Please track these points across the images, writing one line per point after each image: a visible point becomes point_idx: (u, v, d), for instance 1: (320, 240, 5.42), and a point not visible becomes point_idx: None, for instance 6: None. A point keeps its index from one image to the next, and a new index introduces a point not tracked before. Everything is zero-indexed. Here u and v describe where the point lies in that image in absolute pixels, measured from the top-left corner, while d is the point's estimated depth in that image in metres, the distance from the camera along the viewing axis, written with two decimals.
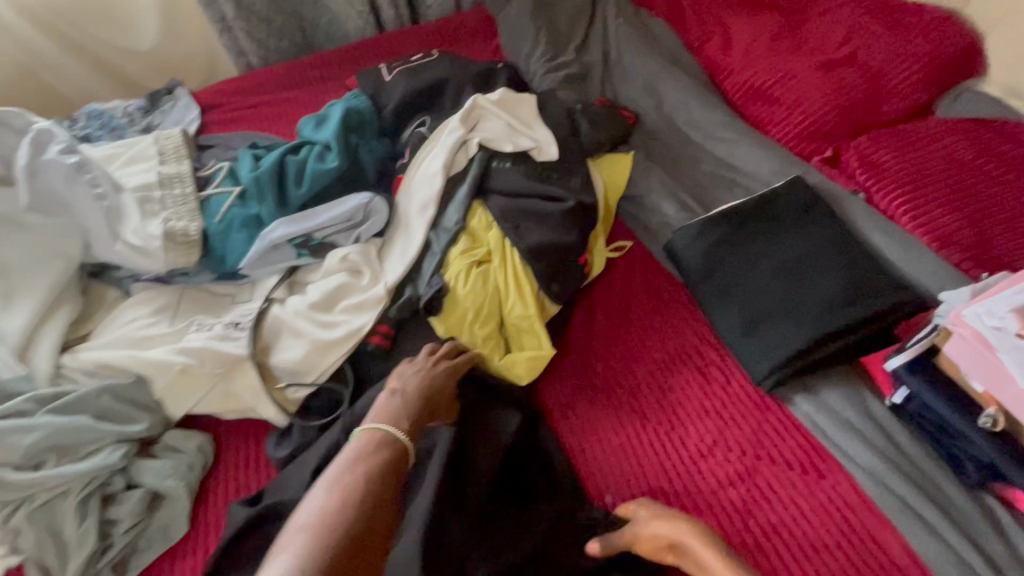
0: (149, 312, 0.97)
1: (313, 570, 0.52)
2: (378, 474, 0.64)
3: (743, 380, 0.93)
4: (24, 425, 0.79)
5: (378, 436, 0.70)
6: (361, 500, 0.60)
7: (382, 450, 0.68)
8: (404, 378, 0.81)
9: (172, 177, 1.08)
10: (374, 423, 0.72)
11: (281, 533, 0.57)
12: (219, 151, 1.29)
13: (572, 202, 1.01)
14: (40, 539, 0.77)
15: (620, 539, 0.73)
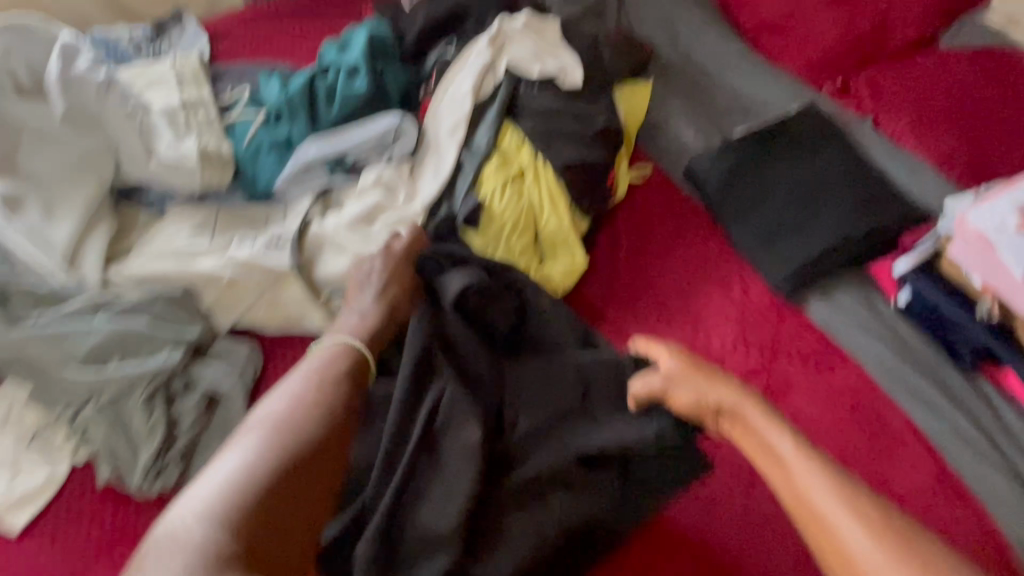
0: (188, 229, 0.98)
1: (258, 457, 0.66)
2: (330, 379, 0.76)
3: (761, 287, 1.00)
4: (85, 327, 0.83)
5: (331, 345, 0.81)
6: (316, 400, 0.73)
7: (336, 355, 0.79)
8: (359, 291, 0.89)
9: (194, 102, 1.09)
10: (329, 335, 0.84)
11: (241, 425, 0.71)
12: (235, 81, 1.23)
13: (601, 123, 1.04)
14: (111, 434, 0.82)
15: (664, 383, 0.82)
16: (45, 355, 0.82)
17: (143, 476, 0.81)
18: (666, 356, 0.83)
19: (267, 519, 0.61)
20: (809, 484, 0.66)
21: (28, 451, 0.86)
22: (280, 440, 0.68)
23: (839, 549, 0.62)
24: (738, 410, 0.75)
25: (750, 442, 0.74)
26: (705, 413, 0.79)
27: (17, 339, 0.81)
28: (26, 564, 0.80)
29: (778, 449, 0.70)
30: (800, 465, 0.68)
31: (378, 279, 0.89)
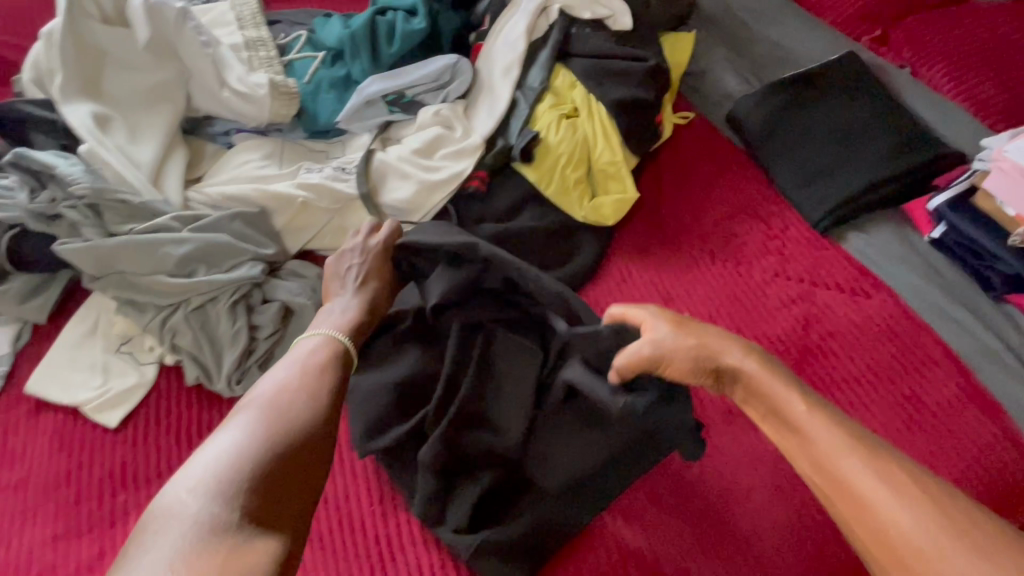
0: (258, 157, 1.04)
1: (254, 435, 0.66)
2: (316, 368, 0.78)
3: (799, 223, 1.05)
4: (174, 238, 0.89)
5: (313, 338, 0.83)
6: (306, 386, 0.74)
7: (321, 349, 0.81)
8: (339, 288, 0.91)
9: (255, 41, 1.12)
10: (310, 329, 0.85)
11: (234, 407, 0.71)
12: (286, 28, 1.24)
13: (653, 62, 1.08)
14: (197, 337, 0.89)
15: (661, 353, 0.71)
16: (136, 264, 0.89)
17: (228, 377, 0.87)
18: (650, 320, 0.74)
19: (267, 492, 0.61)
20: (840, 462, 0.59)
21: (117, 357, 0.93)
22: (273, 420, 0.68)
23: (882, 532, 0.55)
24: (738, 367, 0.70)
25: (762, 407, 0.68)
26: (706, 377, 0.72)
27: (113, 248, 0.87)
28: (122, 455, 0.86)
29: (803, 419, 0.64)
30: (827, 433, 0.62)
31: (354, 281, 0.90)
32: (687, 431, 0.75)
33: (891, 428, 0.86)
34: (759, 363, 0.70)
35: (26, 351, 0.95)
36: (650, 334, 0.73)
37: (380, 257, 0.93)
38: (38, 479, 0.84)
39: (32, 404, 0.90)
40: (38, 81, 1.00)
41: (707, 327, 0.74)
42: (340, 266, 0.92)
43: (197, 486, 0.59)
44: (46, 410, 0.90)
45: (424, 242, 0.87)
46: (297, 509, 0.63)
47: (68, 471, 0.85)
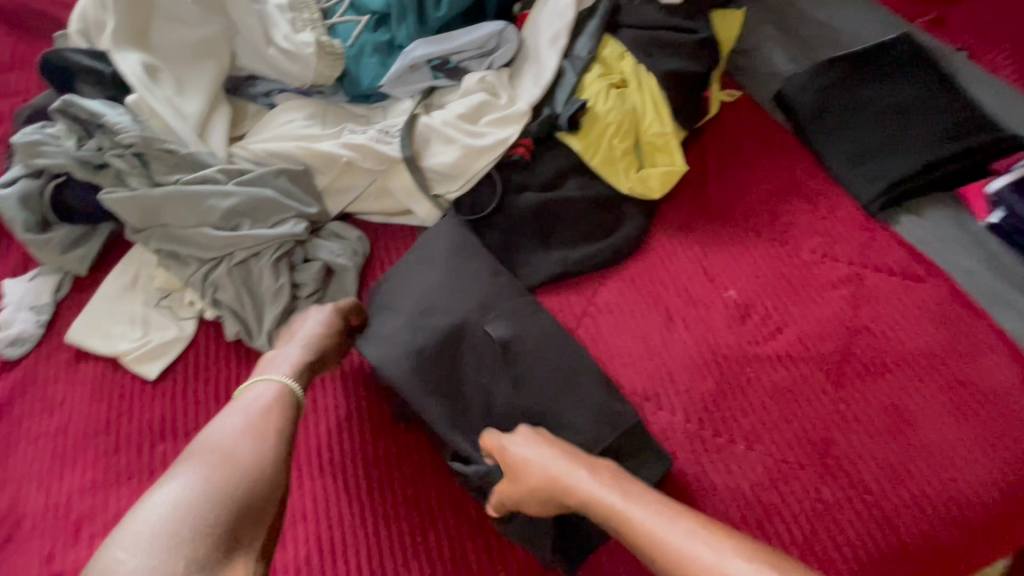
0: (302, 117, 1.02)
1: (202, 483, 0.62)
2: (263, 410, 0.72)
3: (849, 204, 1.02)
4: (220, 191, 0.89)
5: (256, 389, 0.75)
6: (252, 429, 0.69)
7: (267, 403, 0.73)
8: (286, 335, 0.83)
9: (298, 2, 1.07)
10: (252, 379, 0.77)
11: (185, 449, 0.67)
12: None
13: (704, 35, 1.07)
14: (239, 293, 0.88)
15: (518, 498, 0.72)
16: (180, 217, 0.89)
17: (270, 334, 0.87)
18: (507, 465, 0.74)
19: (212, 547, 0.58)
20: (678, 546, 0.62)
21: (156, 311, 0.93)
22: (224, 466, 0.64)
23: None
24: (576, 486, 0.70)
25: (603, 520, 0.68)
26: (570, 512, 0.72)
27: (160, 197, 0.87)
28: (161, 407, 0.86)
29: (629, 514, 0.66)
30: (653, 518, 0.65)
31: (302, 326, 0.82)
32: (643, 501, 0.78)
33: (944, 410, 0.84)
34: (589, 475, 0.70)
35: (68, 302, 0.95)
36: (511, 472, 0.73)
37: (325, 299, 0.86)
38: (78, 428, 0.84)
39: (71, 354, 0.90)
40: (84, 32, 1.01)
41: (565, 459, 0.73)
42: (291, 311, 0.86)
43: (140, 548, 0.56)
44: (85, 360, 0.90)
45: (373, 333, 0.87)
46: (250, 556, 0.60)
47: (106, 421, 0.85)
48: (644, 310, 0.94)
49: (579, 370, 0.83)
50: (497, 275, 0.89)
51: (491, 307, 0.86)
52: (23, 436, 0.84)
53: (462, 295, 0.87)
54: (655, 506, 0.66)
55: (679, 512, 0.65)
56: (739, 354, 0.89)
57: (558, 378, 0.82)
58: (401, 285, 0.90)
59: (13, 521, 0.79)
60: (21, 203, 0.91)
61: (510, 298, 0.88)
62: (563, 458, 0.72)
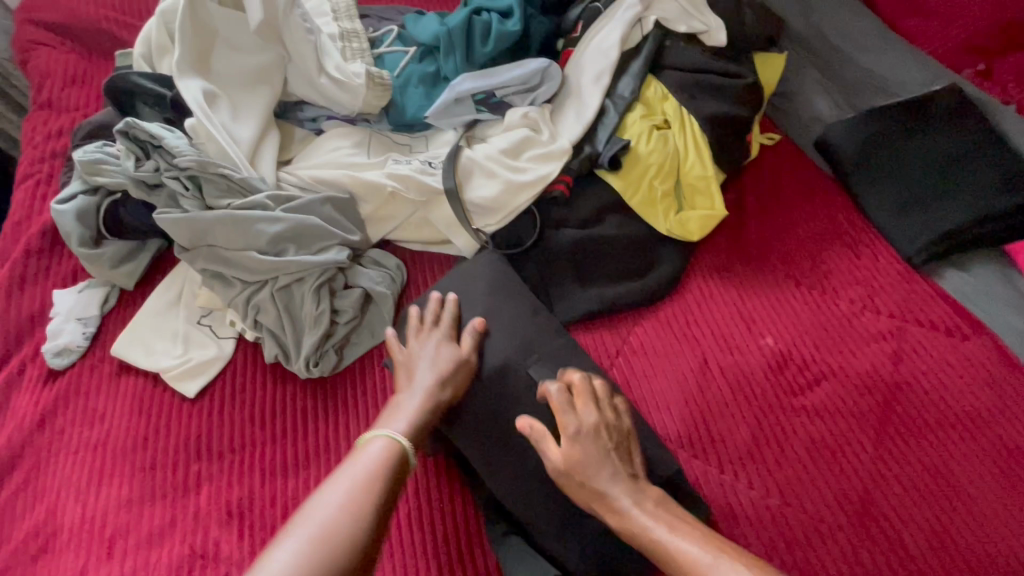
0: (348, 144, 1.05)
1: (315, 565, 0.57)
2: (375, 477, 0.66)
3: (891, 256, 1.01)
4: (268, 216, 0.91)
5: (375, 443, 0.70)
6: (363, 500, 0.63)
7: (386, 461, 0.68)
8: (405, 381, 0.79)
9: (350, 32, 1.11)
10: (372, 432, 0.72)
11: (301, 509, 0.62)
12: (375, 22, 1.20)
13: (748, 79, 1.08)
14: (280, 317, 0.90)
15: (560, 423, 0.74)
16: (228, 239, 0.91)
17: (307, 359, 0.88)
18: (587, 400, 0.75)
19: None
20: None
21: (197, 329, 0.95)
22: (337, 545, 0.59)
23: None
24: (616, 500, 0.69)
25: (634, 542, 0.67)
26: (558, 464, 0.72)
27: (210, 221, 0.89)
28: (197, 426, 0.87)
29: (665, 544, 0.64)
30: (695, 552, 0.62)
31: (423, 377, 0.79)
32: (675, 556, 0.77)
33: (990, 476, 0.81)
34: (631, 490, 0.69)
35: (114, 315, 0.98)
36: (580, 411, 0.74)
37: (445, 345, 0.82)
38: (116, 442, 0.86)
39: (114, 366, 0.93)
40: (148, 57, 1.05)
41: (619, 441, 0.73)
42: (411, 355, 0.82)
43: None
44: (127, 373, 0.92)
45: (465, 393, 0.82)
46: None
47: (144, 437, 0.86)
48: (679, 353, 0.93)
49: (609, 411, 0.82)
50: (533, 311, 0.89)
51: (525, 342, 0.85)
52: (63, 445, 0.86)
53: (497, 333, 0.86)
54: (702, 541, 0.63)
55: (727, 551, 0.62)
56: (776, 405, 0.88)
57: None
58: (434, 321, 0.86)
59: (49, 531, 0.80)
60: (78, 217, 0.94)
61: (547, 332, 0.87)
62: (611, 459, 0.71)
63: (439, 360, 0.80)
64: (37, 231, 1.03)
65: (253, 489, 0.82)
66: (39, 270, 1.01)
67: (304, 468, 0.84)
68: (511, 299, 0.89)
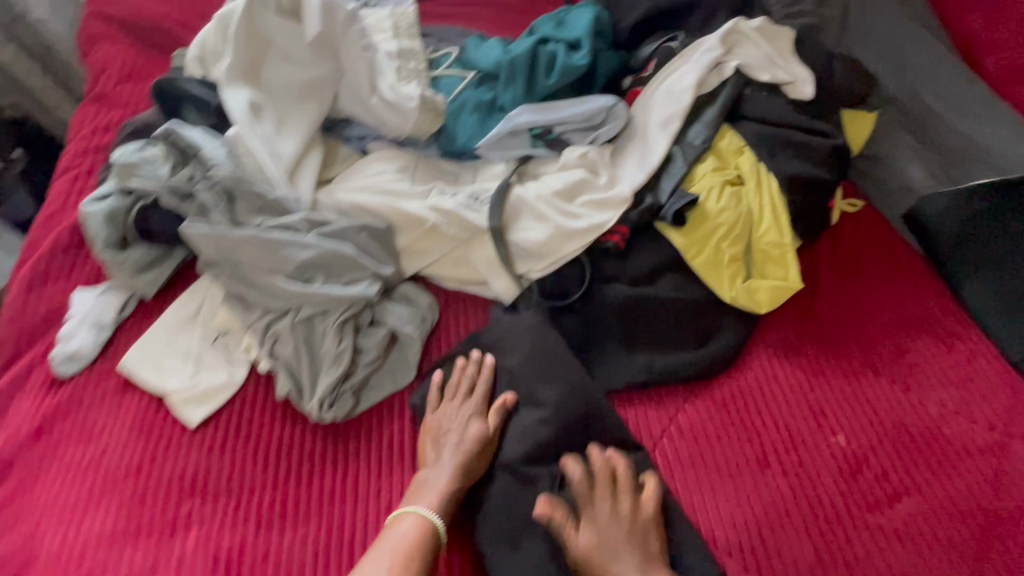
0: (392, 169, 0.98)
1: None
2: (410, 556, 0.66)
3: (990, 357, 0.87)
4: (299, 241, 0.84)
5: (408, 517, 0.70)
6: None
7: (414, 545, 0.67)
8: (433, 451, 0.76)
9: (408, 50, 1.05)
10: (402, 507, 0.71)
11: None
12: (436, 43, 1.15)
13: (838, 140, 0.98)
14: (298, 350, 0.84)
15: (584, 489, 0.72)
16: (254, 260, 0.85)
17: (321, 401, 0.80)
18: (617, 469, 0.74)
19: None
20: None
21: (211, 350, 0.89)
22: None
23: None
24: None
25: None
26: (580, 546, 0.69)
27: (237, 241, 0.83)
28: (194, 458, 0.80)
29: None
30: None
31: (454, 448, 0.75)
32: None
33: None
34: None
35: (129, 323, 0.93)
36: (609, 480, 0.73)
37: (478, 416, 0.79)
38: (109, 465, 0.80)
39: (121, 381, 0.87)
40: (201, 60, 1.02)
41: (642, 525, 0.70)
42: (444, 420, 0.79)
43: None
44: (133, 389, 0.86)
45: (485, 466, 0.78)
46: None
47: (137, 463, 0.80)
48: (734, 442, 0.81)
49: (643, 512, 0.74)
50: (575, 383, 0.81)
51: (563, 419, 0.78)
52: (55, 462, 0.81)
53: (535, 407, 0.80)
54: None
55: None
56: (845, 518, 0.75)
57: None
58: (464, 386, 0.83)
59: (26, 557, 0.74)
60: (107, 219, 0.90)
61: (590, 408, 0.79)
62: (629, 549, 0.68)
63: (468, 434, 0.77)
64: (68, 227, 1.00)
65: (244, 540, 0.74)
66: (63, 267, 0.98)
67: (302, 523, 0.76)
68: (548, 366, 0.82)
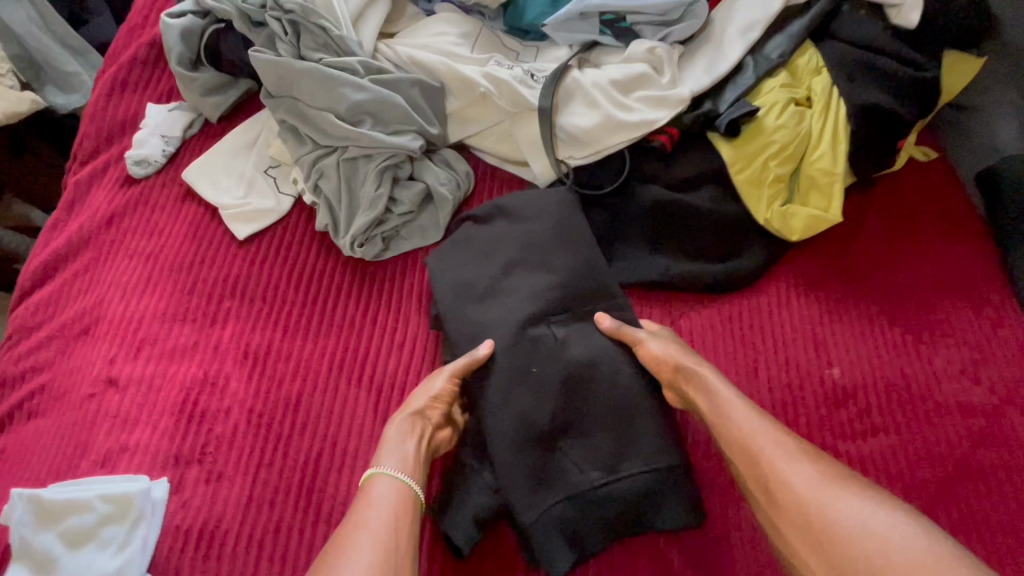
0: (456, 33, 0.98)
1: None
2: (391, 511, 0.65)
3: (1017, 328, 0.85)
4: (355, 83, 0.88)
5: (380, 490, 0.67)
6: (388, 543, 0.62)
7: (395, 502, 0.66)
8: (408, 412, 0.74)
9: None
10: (377, 469, 0.69)
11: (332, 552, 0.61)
12: None
13: (930, 75, 0.89)
14: (340, 189, 0.89)
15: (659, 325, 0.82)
16: (312, 95, 0.89)
17: (354, 238, 0.87)
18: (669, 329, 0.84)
19: None
20: (821, 497, 0.61)
21: (262, 177, 0.96)
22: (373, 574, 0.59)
23: (814, 520, 0.60)
24: (705, 379, 0.72)
25: (709, 418, 0.71)
26: (664, 341, 0.76)
27: (300, 72, 0.87)
28: (237, 267, 0.89)
29: (739, 426, 0.68)
30: (787, 458, 0.64)
31: (414, 408, 0.73)
32: (678, 512, 0.70)
33: None
34: (714, 378, 0.72)
35: (193, 141, 1.00)
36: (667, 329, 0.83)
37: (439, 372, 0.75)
38: (166, 259, 0.90)
39: (182, 190, 0.96)
40: None
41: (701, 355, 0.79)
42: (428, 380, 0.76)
43: None
44: (191, 200, 0.95)
45: (482, 316, 0.80)
46: None
47: (190, 262, 0.90)
48: (730, 354, 0.84)
49: (627, 395, 0.75)
50: (589, 264, 0.83)
51: (571, 292, 0.81)
52: (121, 248, 0.92)
53: (544, 272, 0.82)
54: (780, 437, 0.66)
55: (866, 491, 0.60)
56: (817, 440, 0.79)
57: (610, 408, 0.74)
58: (480, 245, 0.86)
59: (92, 319, 0.87)
60: (182, 36, 0.94)
61: (598, 289, 0.82)
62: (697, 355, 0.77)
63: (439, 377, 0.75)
64: (146, 42, 1.05)
65: (273, 341, 0.84)
66: (141, 81, 1.04)
67: (323, 337, 0.85)
68: (569, 244, 0.84)
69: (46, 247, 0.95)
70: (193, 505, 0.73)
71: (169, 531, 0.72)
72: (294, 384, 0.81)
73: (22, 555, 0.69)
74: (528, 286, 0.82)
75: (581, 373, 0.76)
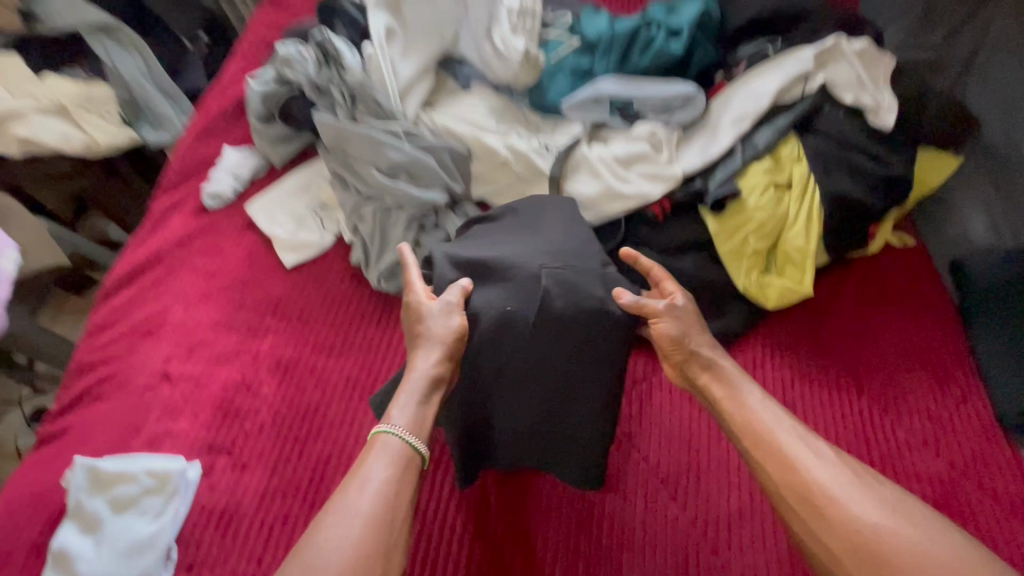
0: (485, 108, 1.15)
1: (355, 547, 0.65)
2: (393, 464, 0.72)
3: (977, 406, 0.90)
4: (394, 146, 1.04)
5: (384, 447, 0.73)
6: (389, 500, 0.69)
7: (395, 457, 0.72)
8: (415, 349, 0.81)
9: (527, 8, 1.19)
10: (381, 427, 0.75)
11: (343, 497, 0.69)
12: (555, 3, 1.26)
13: (895, 172, 1.01)
14: (373, 232, 1.05)
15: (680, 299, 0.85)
16: (359, 152, 1.06)
17: (380, 273, 1.01)
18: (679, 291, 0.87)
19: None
20: (857, 508, 0.66)
21: (310, 215, 1.12)
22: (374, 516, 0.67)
23: (848, 530, 0.65)
24: (723, 369, 0.81)
25: (725, 409, 0.78)
26: (683, 325, 0.83)
27: (350, 134, 1.05)
28: (280, 289, 1.05)
29: (772, 433, 0.74)
30: (823, 470, 0.70)
31: (421, 365, 0.79)
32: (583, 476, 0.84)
33: None
34: (733, 373, 0.81)
35: (257, 181, 1.19)
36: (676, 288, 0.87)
37: (444, 311, 0.82)
38: (224, 278, 1.06)
39: (243, 221, 1.13)
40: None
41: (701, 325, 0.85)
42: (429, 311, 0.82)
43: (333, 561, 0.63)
44: (249, 230, 1.12)
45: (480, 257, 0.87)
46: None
47: (243, 282, 1.06)
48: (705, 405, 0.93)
49: (583, 363, 0.83)
50: (587, 243, 0.90)
51: (568, 259, 0.86)
52: (188, 265, 1.09)
53: (546, 242, 0.88)
54: (813, 451, 0.72)
55: (915, 518, 0.64)
56: None
57: (559, 381, 0.83)
58: (501, 228, 0.94)
59: (156, 322, 1.03)
60: (263, 98, 1.15)
61: (593, 261, 0.87)
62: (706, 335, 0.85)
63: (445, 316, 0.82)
64: (231, 99, 1.27)
65: (303, 353, 0.98)
66: (222, 130, 1.25)
67: (345, 354, 0.98)
68: (568, 228, 0.91)
69: (128, 257, 1.12)
70: (218, 488, 0.85)
71: (196, 507, 0.84)
72: (316, 391, 0.94)
73: (76, 514, 0.82)
74: (525, 248, 0.88)
75: (551, 335, 0.82)
